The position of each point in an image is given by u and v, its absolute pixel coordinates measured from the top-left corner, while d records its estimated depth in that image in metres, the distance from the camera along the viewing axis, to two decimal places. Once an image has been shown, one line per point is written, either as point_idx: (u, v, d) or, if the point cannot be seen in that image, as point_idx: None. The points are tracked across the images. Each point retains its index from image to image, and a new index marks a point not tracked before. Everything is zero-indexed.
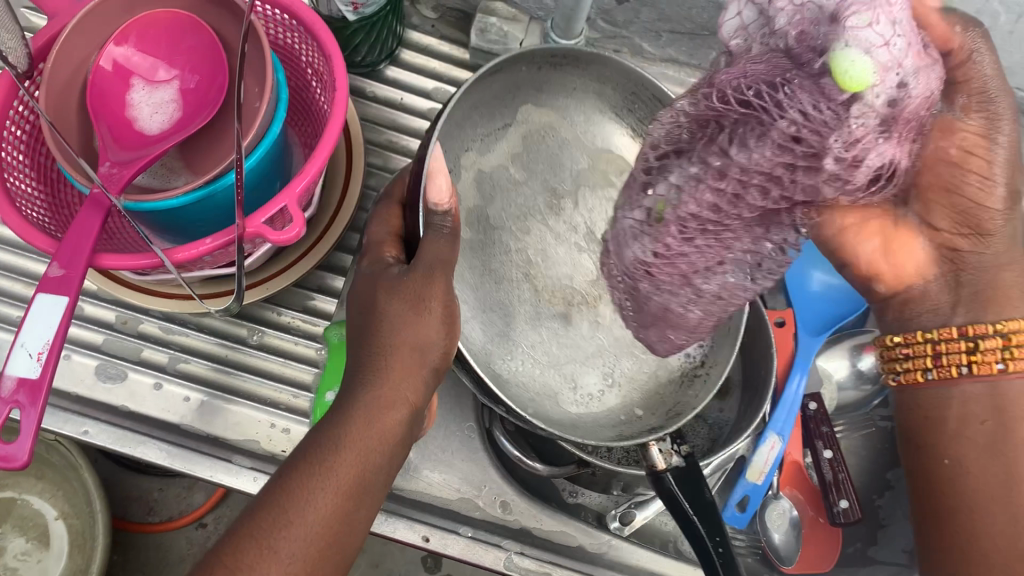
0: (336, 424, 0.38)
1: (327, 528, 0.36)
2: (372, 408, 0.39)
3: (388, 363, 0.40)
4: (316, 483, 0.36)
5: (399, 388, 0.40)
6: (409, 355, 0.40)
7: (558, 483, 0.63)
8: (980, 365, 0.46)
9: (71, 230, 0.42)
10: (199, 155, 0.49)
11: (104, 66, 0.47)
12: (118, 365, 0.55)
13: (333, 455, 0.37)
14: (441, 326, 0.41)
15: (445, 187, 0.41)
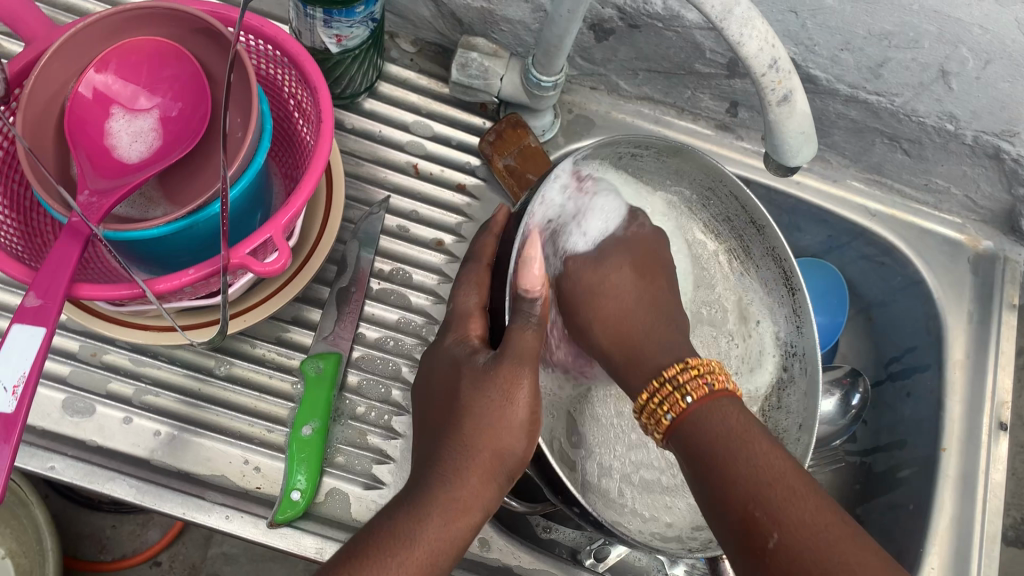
0: (415, 513, 0.37)
1: None
2: (453, 497, 0.38)
3: (468, 462, 0.39)
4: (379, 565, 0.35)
5: (474, 488, 0.39)
6: (492, 458, 0.39)
7: (532, 519, 0.62)
8: (695, 391, 0.45)
9: (48, 261, 0.41)
10: (179, 184, 0.49)
11: (84, 92, 0.46)
12: (86, 400, 0.54)
13: (403, 540, 0.36)
14: (522, 433, 0.40)
15: (538, 272, 0.40)
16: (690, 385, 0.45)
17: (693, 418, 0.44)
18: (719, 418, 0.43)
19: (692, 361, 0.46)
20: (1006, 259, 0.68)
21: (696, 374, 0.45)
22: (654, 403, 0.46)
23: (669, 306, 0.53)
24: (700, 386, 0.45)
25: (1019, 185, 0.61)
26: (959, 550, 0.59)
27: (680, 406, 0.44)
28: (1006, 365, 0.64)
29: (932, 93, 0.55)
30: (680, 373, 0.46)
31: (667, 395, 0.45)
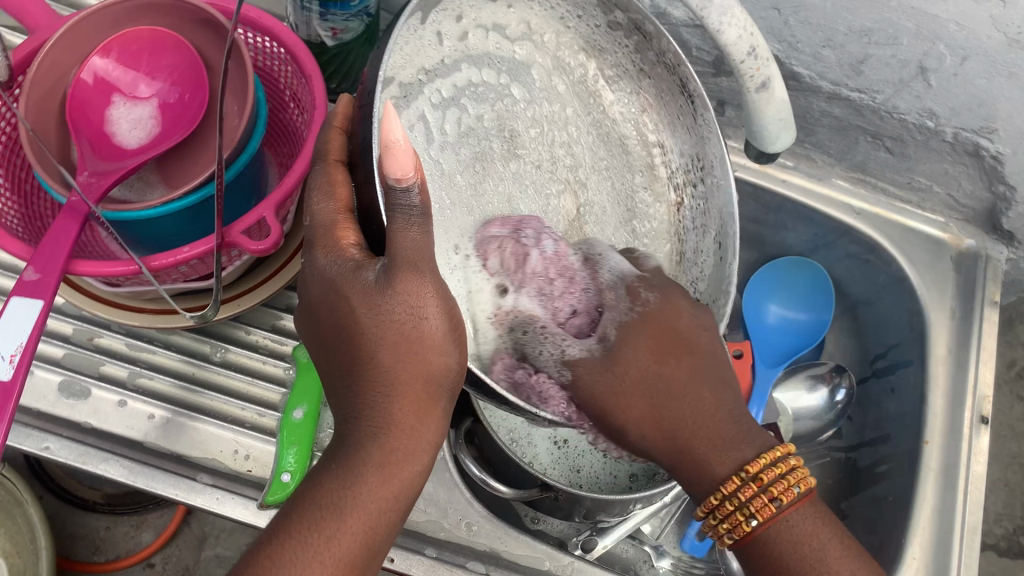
0: (347, 472, 0.36)
1: None
2: (383, 444, 0.36)
3: (394, 404, 0.36)
4: (322, 539, 0.35)
5: (411, 428, 0.37)
6: (418, 391, 0.37)
7: (520, 510, 0.66)
8: (784, 495, 0.41)
9: (46, 237, 0.42)
10: (177, 170, 0.50)
11: (85, 78, 0.48)
12: (82, 382, 0.55)
13: (335, 507, 0.35)
14: (441, 363, 0.37)
15: (409, 157, 0.33)
16: (744, 505, 0.42)
17: (763, 534, 0.42)
18: (796, 528, 0.42)
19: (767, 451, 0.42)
20: (988, 257, 0.69)
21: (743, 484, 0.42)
22: (723, 501, 0.42)
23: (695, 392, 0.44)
24: (789, 486, 0.41)
25: (999, 183, 0.63)
26: (941, 541, 0.60)
27: (746, 527, 0.42)
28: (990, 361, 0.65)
29: (911, 90, 0.57)
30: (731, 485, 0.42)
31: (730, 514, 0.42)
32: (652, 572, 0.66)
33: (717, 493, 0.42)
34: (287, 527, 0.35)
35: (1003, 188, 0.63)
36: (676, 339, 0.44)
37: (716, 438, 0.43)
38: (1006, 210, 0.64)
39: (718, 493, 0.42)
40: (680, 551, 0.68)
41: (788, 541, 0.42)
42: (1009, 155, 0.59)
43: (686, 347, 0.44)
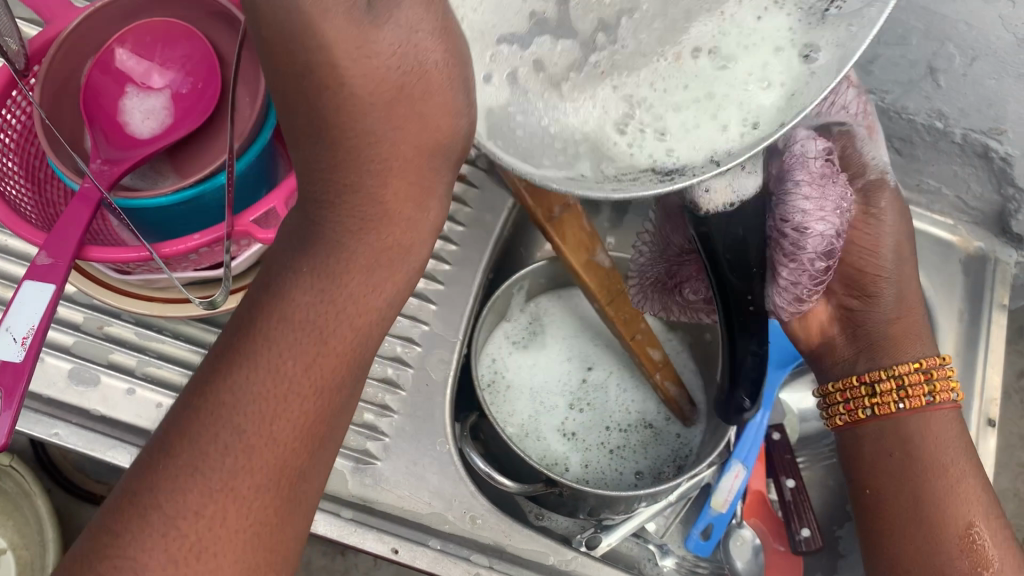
0: (318, 282, 0.37)
1: (315, 424, 0.37)
2: (340, 304, 0.38)
3: (384, 186, 0.37)
4: (278, 396, 0.36)
5: (373, 280, 0.38)
6: (380, 252, 0.38)
7: (525, 506, 0.66)
8: (913, 398, 0.56)
9: (59, 222, 0.43)
10: (188, 160, 0.50)
11: (98, 69, 0.48)
12: (92, 369, 0.55)
13: (293, 365, 0.36)
14: (413, 210, 0.39)
15: None
16: (912, 389, 0.56)
17: (893, 419, 0.57)
18: (929, 434, 0.56)
19: (924, 361, 0.57)
20: (996, 260, 0.68)
21: (923, 373, 0.56)
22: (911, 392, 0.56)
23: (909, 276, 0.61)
24: (924, 391, 0.56)
25: (1009, 185, 0.63)
26: None
27: (891, 407, 0.57)
28: (997, 363, 0.65)
29: (921, 90, 0.58)
30: (910, 372, 0.56)
31: (885, 389, 0.57)
32: (656, 570, 0.66)
33: (855, 377, 0.59)
34: (234, 383, 0.35)
35: (1012, 190, 0.63)
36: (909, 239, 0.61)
37: (908, 336, 0.59)
38: (1016, 213, 0.64)
39: (856, 376, 0.59)
40: (684, 550, 0.68)
41: (919, 441, 0.56)
42: (1018, 157, 0.59)
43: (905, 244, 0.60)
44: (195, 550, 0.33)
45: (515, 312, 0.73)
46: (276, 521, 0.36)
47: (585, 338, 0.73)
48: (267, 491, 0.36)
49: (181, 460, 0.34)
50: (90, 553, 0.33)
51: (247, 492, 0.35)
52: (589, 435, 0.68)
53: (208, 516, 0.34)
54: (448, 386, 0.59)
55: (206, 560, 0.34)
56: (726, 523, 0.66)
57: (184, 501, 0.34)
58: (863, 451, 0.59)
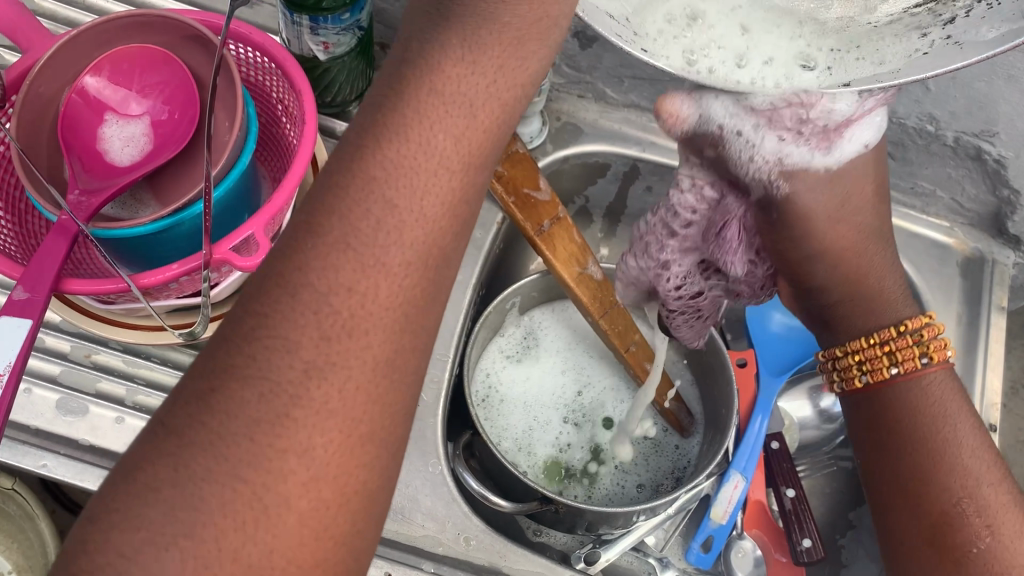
0: (436, 97, 0.34)
1: (435, 231, 0.34)
2: (439, 129, 0.34)
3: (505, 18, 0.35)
4: (428, 177, 0.34)
5: (521, 55, 0.36)
6: (531, 22, 0.36)
7: (522, 523, 0.66)
8: (906, 360, 0.52)
9: (36, 257, 0.42)
10: (167, 187, 0.50)
11: (76, 97, 0.48)
12: (79, 400, 0.55)
13: (441, 144, 0.34)
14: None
15: None
16: (902, 353, 0.52)
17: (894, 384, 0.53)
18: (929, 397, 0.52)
19: (905, 323, 0.52)
20: (994, 262, 0.67)
21: (909, 336, 0.52)
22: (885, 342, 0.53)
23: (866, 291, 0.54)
24: (925, 355, 0.52)
25: (1003, 187, 0.62)
26: None
27: (885, 374, 0.53)
28: (997, 366, 0.65)
29: (911, 95, 0.57)
30: (896, 335, 0.52)
31: (873, 355, 0.53)
32: None
33: (864, 338, 0.54)
34: (351, 202, 0.32)
35: (1007, 192, 0.62)
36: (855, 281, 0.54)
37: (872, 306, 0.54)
38: (1012, 213, 0.64)
39: (865, 338, 0.54)
40: (685, 563, 0.66)
41: (914, 407, 0.52)
42: (1012, 159, 0.59)
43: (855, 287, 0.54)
44: (351, 324, 0.31)
45: (509, 326, 0.72)
46: (421, 306, 0.33)
47: (580, 350, 0.72)
48: (417, 268, 0.33)
49: (333, 235, 0.32)
50: (223, 348, 0.30)
51: (398, 271, 0.33)
52: (582, 447, 0.68)
53: (360, 292, 0.31)
54: (440, 406, 0.58)
55: (361, 338, 0.31)
56: (726, 534, 0.66)
57: (337, 276, 0.31)
58: (873, 412, 0.54)
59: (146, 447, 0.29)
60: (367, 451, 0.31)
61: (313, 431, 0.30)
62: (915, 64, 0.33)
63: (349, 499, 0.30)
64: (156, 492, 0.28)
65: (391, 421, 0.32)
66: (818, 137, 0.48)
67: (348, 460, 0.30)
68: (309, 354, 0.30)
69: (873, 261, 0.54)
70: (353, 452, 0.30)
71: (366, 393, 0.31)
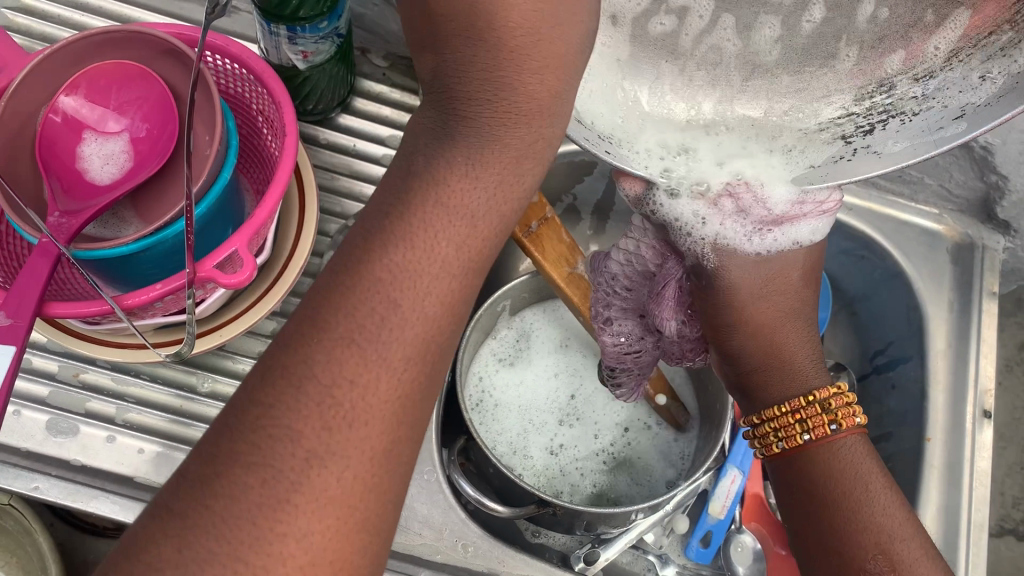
0: (439, 208, 0.35)
1: (435, 333, 0.34)
2: (444, 233, 0.35)
3: (507, 134, 0.37)
4: (430, 265, 0.34)
5: (519, 173, 0.38)
6: (529, 145, 0.37)
7: (520, 525, 0.66)
8: (817, 428, 0.52)
9: (18, 281, 0.42)
10: (149, 204, 0.49)
11: (53, 117, 0.47)
12: (70, 419, 0.54)
13: (440, 241, 0.35)
14: (548, 118, 0.38)
15: None
16: (812, 421, 0.52)
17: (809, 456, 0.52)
18: (841, 460, 0.51)
19: (814, 393, 0.53)
20: (984, 247, 0.67)
21: (817, 405, 0.52)
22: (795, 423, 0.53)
23: (779, 327, 0.56)
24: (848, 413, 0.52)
25: (991, 172, 0.62)
26: (948, 537, 0.59)
27: (798, 441, 0.52)
28: (990, 353, 0.64)
29: None
30: (806, 406, 0.52)
31: (786, 424, 0.53)
32: None
33: (777, 407, 0.54)
34: (361, 300, 0.33)
35: (995, 178, 0.62)
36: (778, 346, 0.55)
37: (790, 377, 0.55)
38: (1000, 198, 0.64)
39: (778, 407, 0.54)
40: (684, 558, 0.67)
41: (828, 472, 0.51)
42: (999, 145, 0.59)
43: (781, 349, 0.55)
44: (353, 414, 0.31)
45: (502, 328, 0.72)
46: (416, 397, 0.33)
47: (572, 350, 0.72)
48: (416, 363, 0.33)
49: (338, 332, 0.32)
50: (227, 434, 0.30)
51: (399, 364, 0.33)
52: (578, 448, 0.68)
53: (362, 383, 0.31)
54: (433, 413, 0.58)
55: (360, 428, 0.31)
56: (725, 529, 0.66)
57: (339, 370, 0.31)
58: (799, 485, 0.52)
59: (151, 522, 0.28)
60: (359, 539, 0.31)
61: (311, 516, 0.29)
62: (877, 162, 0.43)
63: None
64: (158, 572, 0.27)
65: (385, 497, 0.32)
66: (759, 224, 0.54)
67: (344, 545, 0.30)
68: (310, 441, 0.30)
69: (787, 333, 0.56)
70: (348, 536, 0.30)
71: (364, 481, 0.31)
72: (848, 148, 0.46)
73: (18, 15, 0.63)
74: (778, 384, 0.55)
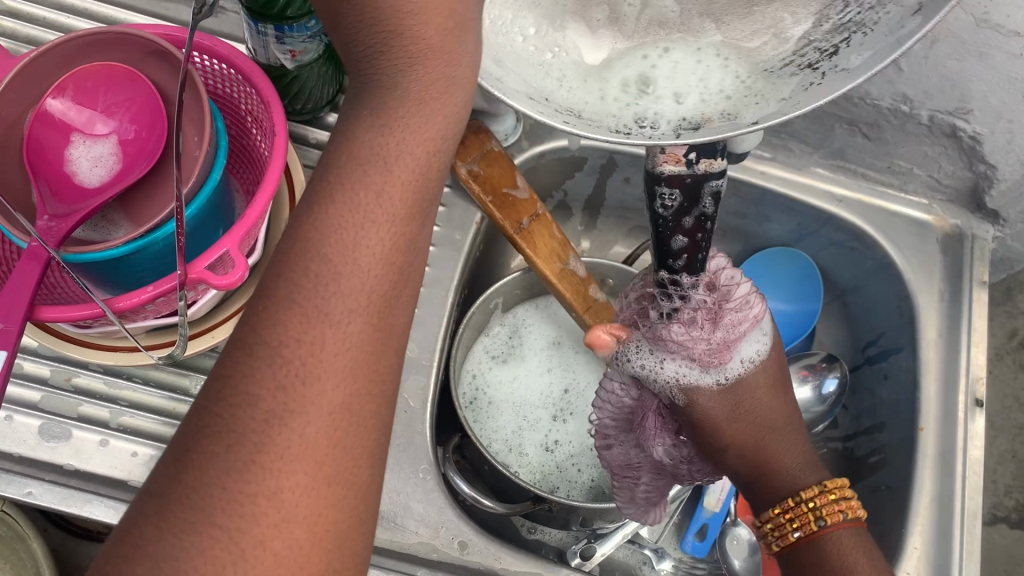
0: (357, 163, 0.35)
1: (376, 283, 0.34)
2: (366, 190, 0.34)
3: (408, 79, 0.35)
4: (365, 220, 0.34)
5: (428, 114, 0.36)
6: (428, 86, 0.35)
7: (516, 522, 0.66)
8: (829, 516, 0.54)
9: (8, 285, 0.41)
10: (138, 206, 0.49)
11: (40, 119, 0.47)
12: (62, 424, 0.54)
13: (365, 197, 0.34)
14: (447, 54, 0.35)
15: None
16: (824, 509, 0.54)
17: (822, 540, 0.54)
18: (844, 547, 0.53)
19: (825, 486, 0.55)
20: (974, 236, 0.68)
21: (829, 497, 0.55)
22: (806, 505, 0.55)
23: (765, 428, 0.58)
24: (852, 505, 0.54)
25: (979, 162, 0.62)
26: (942, 524, 0.59)
27: (812, 528, 0.54)
28: (981, 343, 0.64)
29: (883, 76, 0.57)
30: (817, 494, 0.55)
31: (799, 513, 0.55)
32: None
33: (791, 498, 0.56)
34: (295, 266, 0.33)
35: (983, 167, 0.63)
36: (765, 426, 0.58)
37: (793, 459, 0.58)
38: (988, 188, 0.64)
39: (792, 498, 0.56)
40: (680, 552, 0.67)
41: (824, 559, 0.54)
42: (986, 135, 0.59)
43: (765, 428, 0.58)
44: (307, 370, 0.31)
45: (494, 325, 0.72)
46: (374, 350, 0.33)
47: (565, 346, 0.72)
48: (360, 314, 0.33)
49: (276, 300, 0.32)
50: (197, 414, 0.31)
51: (343, 319, 0.33)
52: (573, 443, 0.68)
53: (309, 341, 0.32)
54: (427, 411, 0.58)
55: (314, 384, 0.31)
56: (720, 523, 0.67)
57: (284, 332, 0.32)
58: (808, 565, 0.54)
59: (136, 512, 0.29)
60: (335, 490, 0.31)
61: (280, 473, 0.30)
62: (802, 98, 0.34)
63: (324, 535, 0.30)
64: (143, 550, 0.28)
65: (369, 445, 0.33)
66: (711, 346, 0.56)
67: (317, 497, 0.30)
68: (267, 403, 0.30)
69: (779, 439, 0.58)
70: (322, 488, 0.31)
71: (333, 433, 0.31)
72: (813, 74, 0.34)
73: (4, 19, 0.63)
74: (767, 479, 0.57)
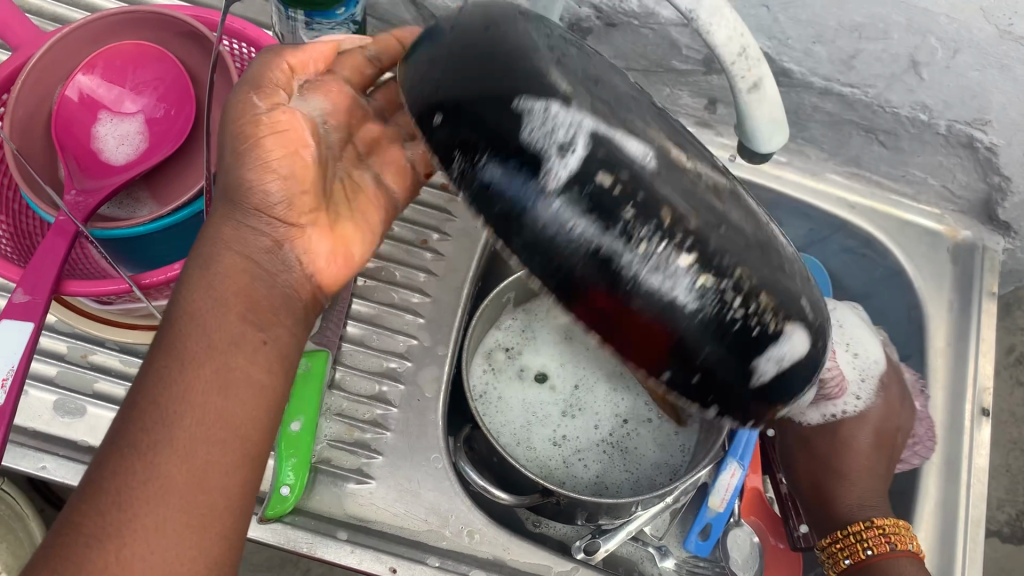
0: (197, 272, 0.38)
1: (217, 361, 0.36)
2: (208, 292, 0.37)
3: (240, 192, 0.40)
4: (204, 315, 0.37)
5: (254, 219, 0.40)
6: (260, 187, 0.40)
7: (522, 514, 0.67)
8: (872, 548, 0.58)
9: (36, 258, 0.42)
10: (164, 184, 0.50)
11: (70, 96, 0.47)
12: (77, 400, 0.54)
13: (205, 291, 0.37)
14: (285, 144, 0.40)
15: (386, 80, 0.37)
16: (864, 542, 0.58)
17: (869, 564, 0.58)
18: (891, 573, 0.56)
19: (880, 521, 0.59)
20: (985, 247, 0.68)
21: (864, 531, 0.59)
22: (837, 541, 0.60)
23: (863, 471, 0.62)
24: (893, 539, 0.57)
25: (994, 173, 0.63)
26: (945, 529, 0.60)
27: (859, 557, 0.58)
28: (988, 353, 0.65)
29: (904, 84, 0.57)
30: (866, 529, 0.59)
31: (847, 543, 0.59)
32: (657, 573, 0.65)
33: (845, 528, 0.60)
34: (149, 366, 0.36)
35: (998, 179, 0.63)
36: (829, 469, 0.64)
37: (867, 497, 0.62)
38: (1002, 200, 0.64)
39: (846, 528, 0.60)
40: (681, 551, 0.66)
41: None
42: (1004, 146, 0.59)
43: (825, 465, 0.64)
44: (156, 445, 0.34)
45: (506, 319, 0.72)
46: (234, 412, 0.36)
47: (575, 342, 0.73)
48: (211, 391, 0.36)
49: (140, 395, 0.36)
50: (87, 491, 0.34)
51: (197, 399, 0.35)
52: (581, 440, 0.68)
53: (158, 420, 0.35)
54: (441, 401, 0.59)
55: (165, 452, 0.34)
56: (723, 522, 0.66)
57: (136, 421, 0.35)
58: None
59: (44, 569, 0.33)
60: (202, 533, 0.34)
61: (150, 527, 0.33)
62: None
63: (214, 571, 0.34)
64: None
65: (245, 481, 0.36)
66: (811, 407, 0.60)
67: (190, 542, 0.33)
68: (124, 480, 0.33)
69: (861, 484, 0.62)
70: (200, 524, 0.34)
71: (200, 469, 0.34)
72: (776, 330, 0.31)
73: None
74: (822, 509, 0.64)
